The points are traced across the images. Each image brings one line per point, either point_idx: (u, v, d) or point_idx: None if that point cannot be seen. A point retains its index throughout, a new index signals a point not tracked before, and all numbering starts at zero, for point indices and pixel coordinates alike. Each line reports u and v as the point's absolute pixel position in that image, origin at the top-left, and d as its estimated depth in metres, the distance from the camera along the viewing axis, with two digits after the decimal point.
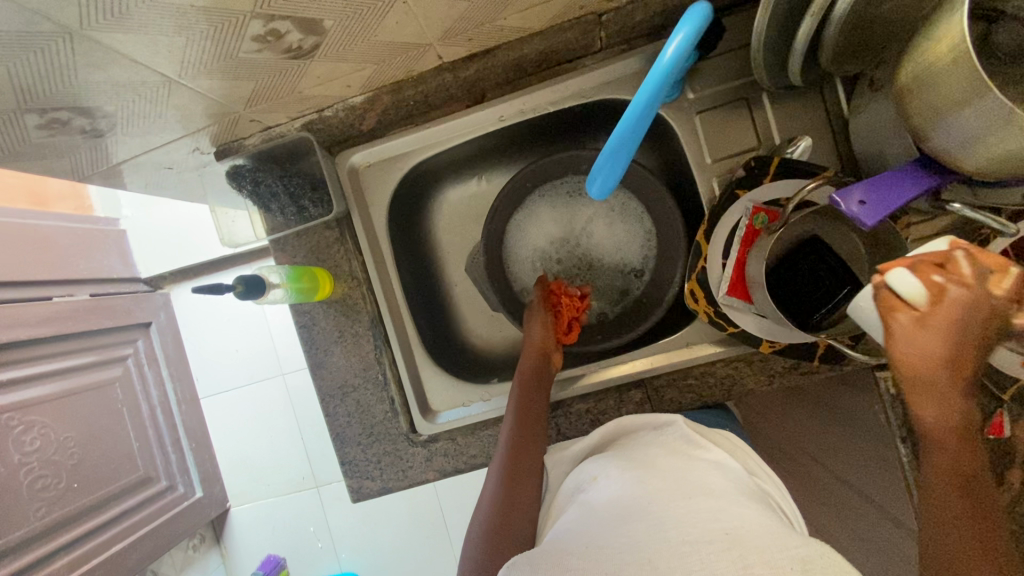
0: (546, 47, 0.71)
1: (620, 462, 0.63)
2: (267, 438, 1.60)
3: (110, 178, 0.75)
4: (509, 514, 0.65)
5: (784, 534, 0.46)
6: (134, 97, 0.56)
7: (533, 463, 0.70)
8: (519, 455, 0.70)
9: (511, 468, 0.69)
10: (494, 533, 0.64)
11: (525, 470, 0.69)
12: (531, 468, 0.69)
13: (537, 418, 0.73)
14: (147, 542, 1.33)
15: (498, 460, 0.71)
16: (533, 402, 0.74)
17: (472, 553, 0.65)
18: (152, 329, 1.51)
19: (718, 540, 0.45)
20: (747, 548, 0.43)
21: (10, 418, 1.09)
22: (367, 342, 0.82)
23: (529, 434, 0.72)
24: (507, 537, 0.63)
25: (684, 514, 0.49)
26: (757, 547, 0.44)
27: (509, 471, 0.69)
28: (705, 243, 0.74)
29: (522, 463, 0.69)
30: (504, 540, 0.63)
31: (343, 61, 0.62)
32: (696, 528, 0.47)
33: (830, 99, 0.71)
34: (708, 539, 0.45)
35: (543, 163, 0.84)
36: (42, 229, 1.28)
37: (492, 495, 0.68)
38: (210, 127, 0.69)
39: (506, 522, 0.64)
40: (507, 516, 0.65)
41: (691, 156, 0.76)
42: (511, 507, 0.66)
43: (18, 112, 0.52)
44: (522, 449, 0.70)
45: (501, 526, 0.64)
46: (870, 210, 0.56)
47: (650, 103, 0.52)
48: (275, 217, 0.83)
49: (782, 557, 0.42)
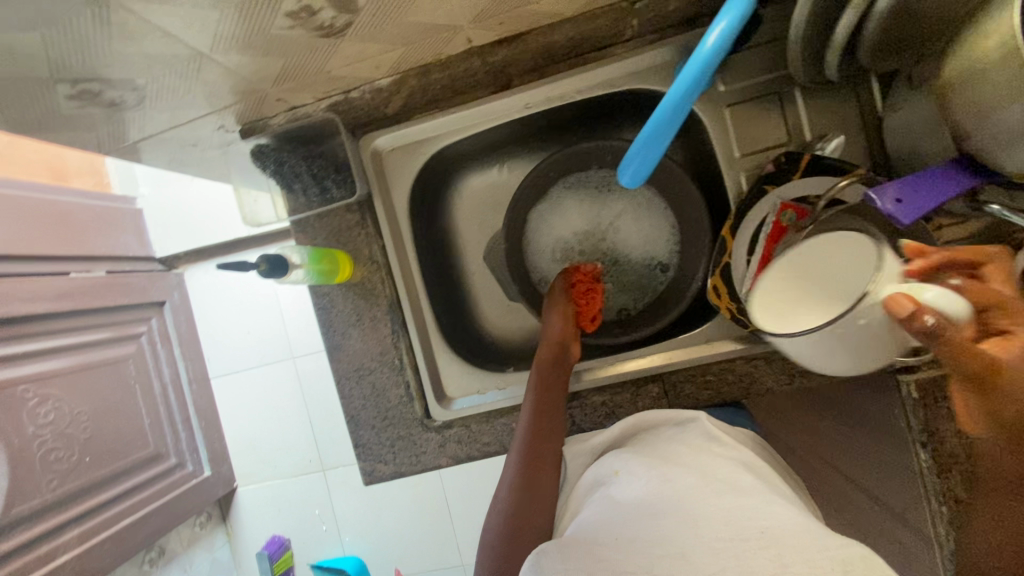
0: (577, 34, 0.70)
1: (642, 458, 0.63)
2: (276, 420, 1.60)
3: (134, 154, 0.75)
4: (529, 503, 0.67)
5: (822, 532, 0.48)
6: (163, 71, 0.56)
7: (550, 453, 0.71)
8: (537, 445, 0.71)
9: (530, 457, 0.70)
10: (514, 521, 0.66)
11: (543, 459, 0.70)
12: (549, 458, 0.70)
13: (556, 409, 0.74)
14: (156, 518, 1.35)
15: (514, 453, 0.71)
16: (551, 393, 0.75)
17: (491, 541, 0.66)
18: (166, 307, 1.52)
19: (754, 538, 0.48)
20: (782, 547, 0.46)
21: (26, 390, 1.11)
22: (384, 326, 0.82)
23: (546, 423, 0.72)
24: (527, 525, 0.65)
25: (716, 510, 0.52)
26: (791, 544, 0.46)
27: (525, 464, 0.69)
28: (730, 238, 0.73)
29: (539, 451, 0.70)
30: (525, 529, 0.65)
31: (373, 42, 0.61)
32: (732, 525, 0.50)
33: (864, 96, 0.70)
34: (743, 537, 0.48)
35: (566, 155, 0.85)
36: (60, 204, 1.29)
37: (511, 483, 0.69)
38: (236, 105, 0.68)
39: (524, 516, 0.66)
40: (526, 504, 0.67)
41: (719, 151, 0.75)
42: (528, 494, 0.67)
43: (51, 82, 0.53)
44: (540, 437, 0.71)
45: (521, 515, 0.66)
46: (906, 208, 0.57)
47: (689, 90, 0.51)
48: (297, 198, 0.84)
49: (822, 557, 0.44)
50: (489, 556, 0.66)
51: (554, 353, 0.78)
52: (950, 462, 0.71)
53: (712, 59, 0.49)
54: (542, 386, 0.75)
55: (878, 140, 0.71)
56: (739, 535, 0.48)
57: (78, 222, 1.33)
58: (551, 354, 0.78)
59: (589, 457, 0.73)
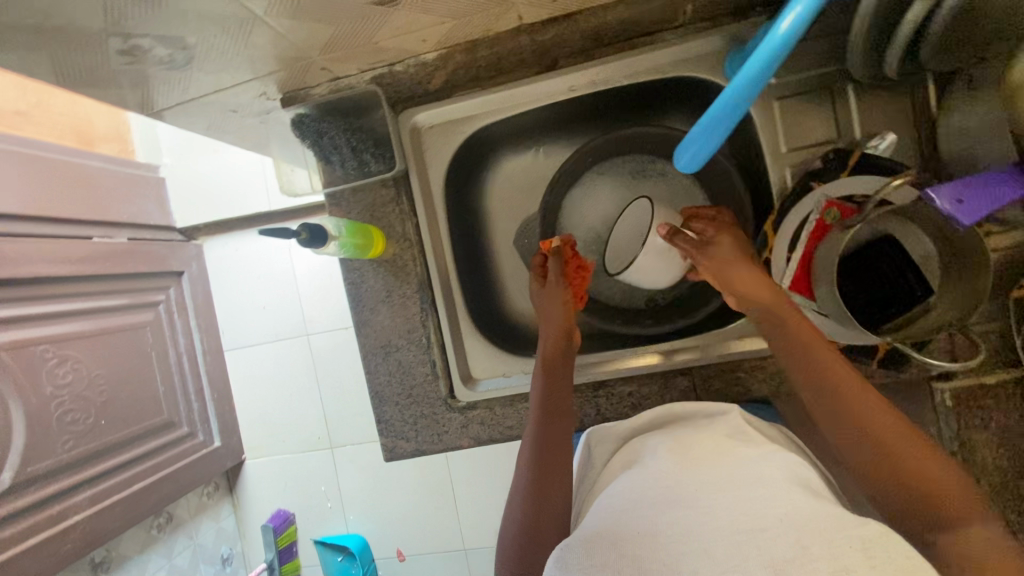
0: (629, 16, 0.68)
1: (665, 445, 0.64)
2: (287, 396, 1.58)
3: (173, 118, 0.75)
4: (547, 493, 0.65)
5: (841, 515, 0.48)
6: (216, 32, 0.55)
7: (563, 437, 0.70)
8: (551, 430, 0.70)
9: (545, 443, 0.68)
10: (534, 512, 0.64)
11: (558, 445, 0.69)
12: (563, 443, 0.69)
13: (567, 396, 0.73)
14: (166, 484, 1.36)
15: (526, 445, 0.70)
16: (558, 378, 0.74)
17: (513, 534, 0.65)
18: (184, 277, 1.52)
19: (772, 527, 0.47)
20: (799, 533, 0.46)
21: (45, 350, 1.12)
22: (414, 305, 0.82)
23: (558, 411, 0.72)
24: (547, 517, 0.64)
25: (739, 496, 0.52)
26: (807, 534, 0.46)
27: (538, 454, 0.68)
28: (773, 235, 0.75)
29: (553, 437, 0.69)
30: (547, 521, 0.64)
31: (425, 13, 0.60)
32: (748, 516, 0.49)
33: (920, 96, 0.69)
34: (761, 526, 0.48)
35: (608, 139, 0.86)
36: (87, 168, 1.30)
37: (528, 473, 0.67)
38: (279, 73, 0.67)
39: (538, 512, 0.64)
40: (545, 494, 0.65)
41: (765, 144, 0.74)
42: (545, 481, 0.65)
43: (103, 36, 0.52)
44: (552, 422, 0.70)
45: (541, 506, 0.64)
46: (968, 208, 0.55)
47: (759, 78, 0.48)
48: (334, 170, 0.84)
49: (840, 537, 0.45)
50: (511, 548, 0.65)
51: (561, 344, 0.76)
52: (978, 472, 0.70)
53: (789, 43, 0.45)
54: (551, 373, 0.74)
55: (930, 140, 0.69)
56: (757, 528, 0.48)
57: (103, 187, 1.33)
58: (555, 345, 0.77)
59: (615, 445, 0.73)
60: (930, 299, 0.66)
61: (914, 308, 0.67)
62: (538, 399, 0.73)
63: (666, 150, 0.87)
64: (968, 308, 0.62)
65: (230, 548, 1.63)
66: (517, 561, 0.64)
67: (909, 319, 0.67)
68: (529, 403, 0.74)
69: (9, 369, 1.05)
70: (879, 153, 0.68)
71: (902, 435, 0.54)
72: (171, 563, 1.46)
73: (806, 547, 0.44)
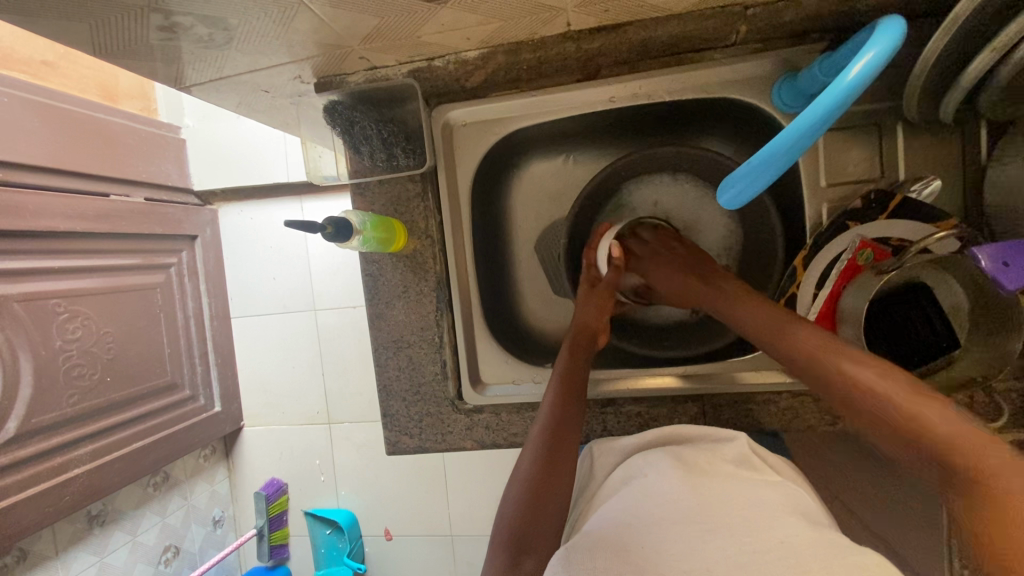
0: (680, 33, 0.66)
1: (670, 459, 0.62)
2: (290, 367, 1.58)
3: (204, 94, 0.73)
4: (548, 487, 0.64)
5: (846, 543, 0.47)
6: (260, 16, 0.54)
7: (572, 436, 0.68)
8: (562, 425, 0.69)
9: (553, 437, 0.67)
10: (531, 504, 0.63)
11: (565, 442, 0.67)
12: (569, 441, 0.68)
13: (580, 400, 0.71)
14: (166, 445, 1.37)
15: (536, 436, 0.69)
16: (576, 373, 0.73)
17: (505, 526, 0.63)
18: (197, 241, 1.52)
19: (776, 551, 0.45)
20: (806, 559, 0.44)
21: (57, 304, 1.12)
22: (430, 303, 0.82)
23: (569, 412, 0.70)
24: (544, 513, 0.62)
25: (734, 519, 0.51)
26: (808, 561, 0.44)
27: (548, 446, 0.67)
28: (802, 271, 0.72)
29: (562, 432, 0.68)
30: (543, 517, 0.62)
31: (473, 13, 0.58)
32: (751, 537, 0.47)
33: (970, 144, 0.67)
34: (765, 549, 0.46)
35: (640, 157, 0.83)
36: (108, 124, 1.28)
37: (534, 464, 0.66)
38: (316, 58, 0.66)
39: (537, 510, 0.62)
40: (545, 489, 0.64)
41: (805, 177, 0.73)
42: (548, 471, 0.65)
43: (144, 11, 0.51)
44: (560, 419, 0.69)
45: (540, 507, 0.63)
46: (1013, 273, 0.55)
47: (822, 124, 0.48)
48: (361, 161, 0.81)
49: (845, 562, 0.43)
50: (498, 543, 0.62)
51: (584, 338, 0.77)
52: None
53: (857, 90, 0.46)
54: (567, 371, 0.74)
55: (975, 189, 0.68)
56: (761, 550, 0.46)
57: (123, 144, 1.32)
58: (574, 341, 0.77)
59: (618, 458, 0.72)
60: (953, 352, 0.65)
61: (936, 358, 0.66)
62: (554, 391, 0.72)
63: (701, 173, 0.86)
64: (992, 368, 0.62)
65: (222, 511, 1.65)
66: (502, 559, 0.60)
67: (929, 371, 0.66)
68: (544, 398, 0.73)
69: (21, 320, 1.05)
70: (923, 197, 0.66)
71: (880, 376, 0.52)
72: (164, 521, 1.48)
73: (806, 571, 0.43)
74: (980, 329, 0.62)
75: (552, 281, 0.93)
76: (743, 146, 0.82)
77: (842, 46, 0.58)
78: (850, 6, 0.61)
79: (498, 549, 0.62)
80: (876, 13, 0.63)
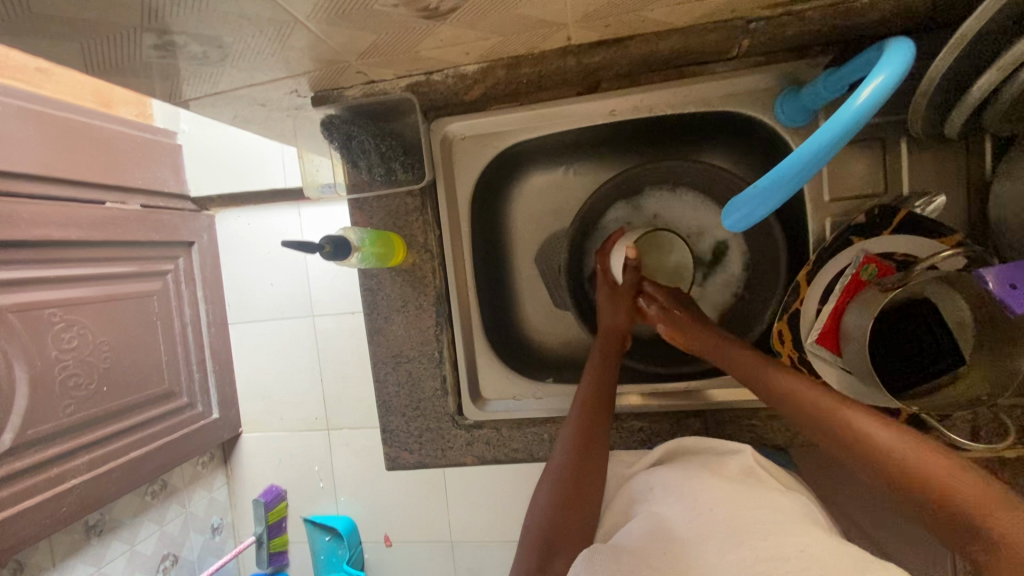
0: (681, 47, 0.65)
1: (680, 473, 0.61)
2: (289, 373, 1.56)
3: (199, 107, 0.72)
4: (581, 486, 0.63)
5: (870, 560, 0.46)
6: (255, 33, 0.53)
7: (603, 433, 0.68)
8: (592, 431, 0.68)
9: (583, 442, 0.67)
10: (559, 509, 0.62)
11: (597, 443, 0.67)
12: (601, 439, 0.68)
13: (611, 398, 0.72)
14: (164, 453, 1.36)
15: (563, 443, 0.68)
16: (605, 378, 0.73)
17: (534, 533, 0.62)
18: (194, 248, 1.50)
19: (794, 558, 0.45)
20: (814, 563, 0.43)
21: (53, 313, 1.11)
22: (429, 317, 0.81)
23: (602, 410, 0.70)
24: (574, 517, 0.61)
25: (747, 523, 0.50)
26: (831, 569, 0.44)
27: (577, 452, 0.66)
28: (806, 285, 0.72)
29: (593, 432, 0.68)
30: (573, 522, 0.61)
31: (472, 29, 0.57)
32: (768, 543, 0.47)
33: (975, 160, 0.66)
34: (783, 557, 0.45)
35: (643, 170, 0.82)
36: (103, 132, 1.27)
37: (562, 469, 0.65)
38: (314, 73, 0.65)
39: (568, 516, 0.61)
40: (576, 495, 0.63)
41: (808, 192, 0.72)
42: (578, 477, 0.64)
43: (138, 30, 0.50)
44: (589, 419, 0.69)
45: (567, 514, 0.61)
46: (1021, 295, 0.57)
47: (827, 150, 0.48)
48: (359, 174, 0.81)
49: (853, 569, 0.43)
50: (525, 547, 0.61)
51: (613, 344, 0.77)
52: None
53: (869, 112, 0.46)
54: (596, 378, 0.73)
55: (979, 203, 0.67)
56: (779, 557, 0.45)
57: (120, 152, 1.31)
58: (604, 343, 0.77)
59: (623, 475, 0.71)
60: (960, 368, 0.63)
61: (940, 376, 0.64)
62: (581, 394, 0.72)
63: (703, 186, 0.85)
64: (998, 387, 0.61)
65: (221, 518, 1.64)
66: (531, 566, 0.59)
67: (936, 388, 0.65)
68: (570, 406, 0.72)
69: (16, 331, 1.04)
70: (926, 214, 0.66)
71: (895, 436, 0.50)
72: (162, 529, 1.47)
73: None
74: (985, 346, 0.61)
75: (552, 291, 0.91)
76: (745, 159, 0.81)
77: (847, 63, 0.58)
78: (854, 21, 0.60)
79: (525, 554, 0.61)
80: (879, 28, 0.62)
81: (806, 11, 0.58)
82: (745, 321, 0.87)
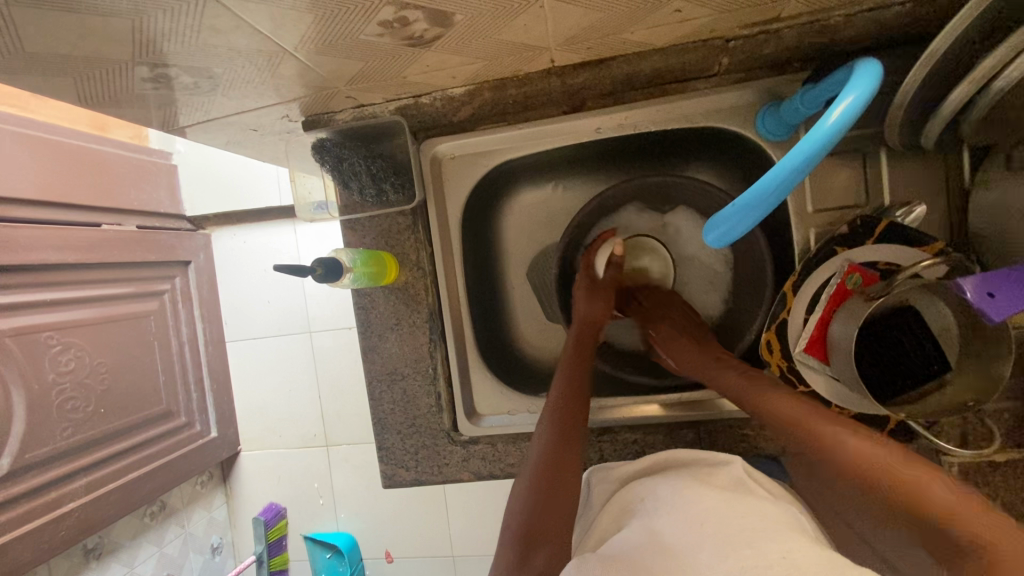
0: (663, 66, 0.67)
1: (670, 482, 0.62)
2: (286, 390, 1.57)
3: (192, 134, 0.73)
4: (560, 478, 0.64)
5: (843, 563, 0.46)
6: (244, 64, 0.54)
7: (581, 426, 0.69)
8: (570, 417, 0.70)
9: (562, 426, 0.69)
10: (541, 503, 0.62)
11: (575, 429, 0.69)
12: (580, 430, 0.69)
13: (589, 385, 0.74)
14: (162, 474, 1.36)
15: (543, 431, 0.69)
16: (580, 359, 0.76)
17: (516, 524, 0.63)
18: (190, 268, 1.51)
19: (776, 564, 0.46)
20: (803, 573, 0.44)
21: (49, 337, 1.11)
22: (423, 334, 0.82)
23: (579, 400, 0.71)
24: (554, 510, 0.62)
25: (737, 530, 0.51)
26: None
27: (558, 437, 0.68)
28: (791, 295, 0.73)
29: (572, 423, 0.69)
30: (553, 517, 0.62)
31: (457, 54, 0.58)
32: (753, 550, 0.48)
33: (953, 169, 0.67)
34: (766, 563, 0.46)
35: (627, 187, 0.84)
36: (98, 155, 1.28)
37: (542, 460, 0.66)
38: (305, 99, 0.66)
39: (549, 506, 0.62)
40: (555, 488, 0.64)
41: (791, 202, 0.74)
42: (561, 467, 0.65)
43: (129, 64, 0.51)
44: (569, 403, 0.71)
45: (547, 506, 0.62)
46: (998, 304, 0.56)
47: (800, 168, 0.49)
48: (351, 195, 0.82)
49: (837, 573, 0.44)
50: (507, 538, 0.62)
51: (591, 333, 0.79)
52: None
53: (838, 134, 0.48)
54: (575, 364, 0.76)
55: (959, 211, 0.68)
56: (761, 564, 0.46)
57: (114, 174, 1.32)
58: (580, 335, 0.79)
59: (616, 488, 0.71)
60: (945, 374, 0.64)
61: (927, 382, 0.66)
62: (564, 380, 0.74)
63: (689, 200, 0.87)
64: (984, 391, 0.61)
65: (220, 538, 1.63)
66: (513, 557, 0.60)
67: (923, 394, 0.66)
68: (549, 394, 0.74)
69: (12, 355, 1.04)
70: (908, 223, 0.67)
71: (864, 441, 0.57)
72: (161, 551, 1.46)
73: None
74: (969, 352, 0.62)
75: (545, 307, 0.93)
76: (729, 174, 0.83)
77: (822, 80, 0.59)
78: (829, 39, 0.62)
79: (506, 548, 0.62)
80: (853, 45, 0.64)
81: (783, 30, 0.60)
82: (733, 329, 0.88)
